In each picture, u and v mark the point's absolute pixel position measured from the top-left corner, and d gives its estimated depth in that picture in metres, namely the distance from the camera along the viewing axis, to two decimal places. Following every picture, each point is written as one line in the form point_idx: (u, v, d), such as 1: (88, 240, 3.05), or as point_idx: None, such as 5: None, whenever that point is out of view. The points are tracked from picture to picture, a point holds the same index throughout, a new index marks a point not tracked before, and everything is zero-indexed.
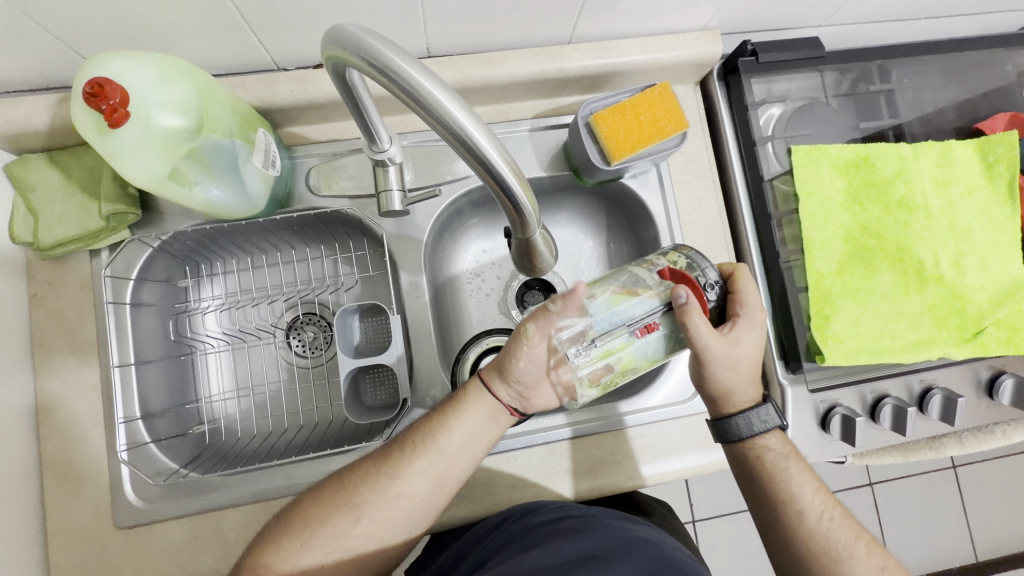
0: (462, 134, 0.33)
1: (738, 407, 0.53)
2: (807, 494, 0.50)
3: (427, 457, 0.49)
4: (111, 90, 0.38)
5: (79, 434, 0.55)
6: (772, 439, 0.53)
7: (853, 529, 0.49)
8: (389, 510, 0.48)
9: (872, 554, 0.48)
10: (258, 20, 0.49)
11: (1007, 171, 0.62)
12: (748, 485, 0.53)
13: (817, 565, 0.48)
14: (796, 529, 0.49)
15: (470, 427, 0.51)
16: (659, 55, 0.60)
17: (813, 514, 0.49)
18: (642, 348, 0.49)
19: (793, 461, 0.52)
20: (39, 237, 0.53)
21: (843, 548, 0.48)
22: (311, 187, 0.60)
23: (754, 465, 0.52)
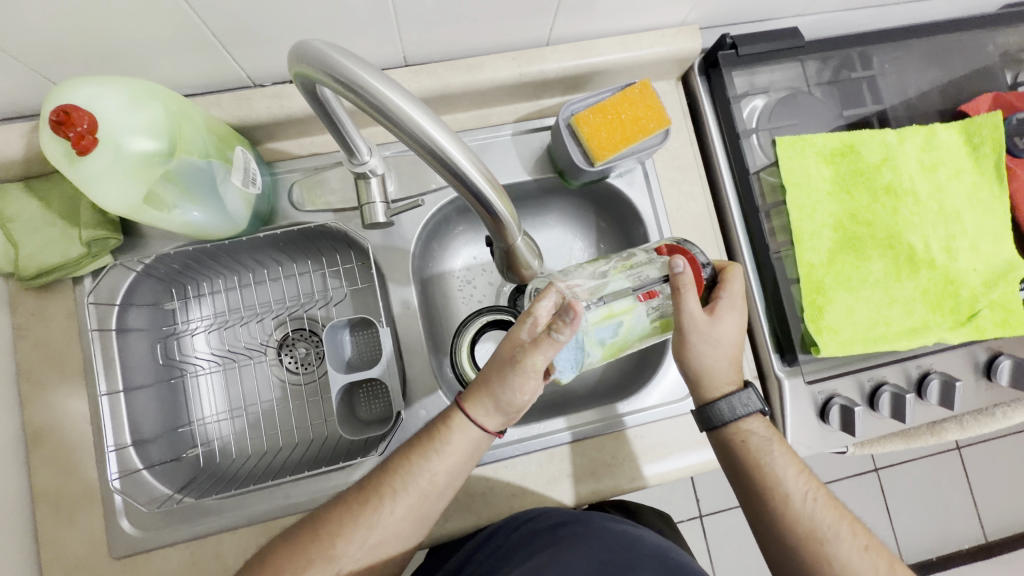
0: (432, 145, 0.32)
1: (717, 396, 0.52)
2: (790, 476, 0.50)
3: (405, 497, 0.46)
4: (79, 117, 0.38)
5: (69, 465, 0.54)
6: (754, 422, 0.52)
7: (838, 510, 0.49)
8: (366, 556, 0.45)
9: (857, 534, 0.47)
10: (230, 38, 0.49)
11: (994, 152, 0.61)
12: (732, 471, 0.52)
13: (803, 548, 0.47)
14: (781, 512, 0.49)
15: (453, 464, 0.48)
16: (638, 52, 0.60)
17: (797, 496, 0.49)
18: (643, 315, 0.48)
19: (775, 445, 0.51)
20: (20, 267, 0.53)
21: (828, 529, 0.47)
22: (295, 203, 0.60)
23: (738, 450, 0.51)
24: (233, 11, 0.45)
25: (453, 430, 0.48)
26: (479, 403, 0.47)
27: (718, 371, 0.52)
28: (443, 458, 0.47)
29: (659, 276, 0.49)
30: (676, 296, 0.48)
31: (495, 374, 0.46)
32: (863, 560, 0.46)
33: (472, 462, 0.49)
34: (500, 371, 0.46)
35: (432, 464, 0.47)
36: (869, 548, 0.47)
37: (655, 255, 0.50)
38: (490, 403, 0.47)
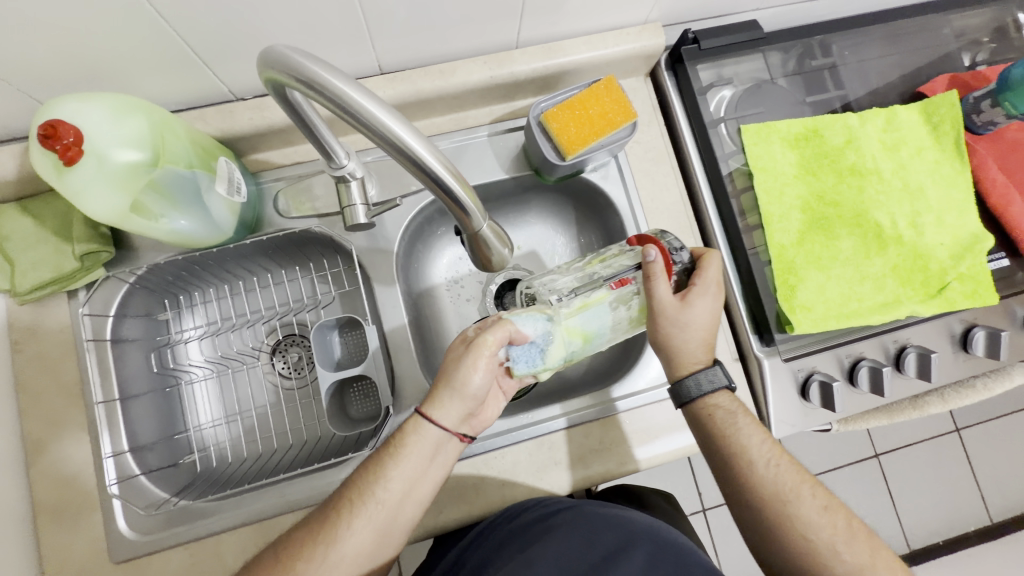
0: (393, 137, 0.34)
1: (687, 372, 0.54)
2: (752, 444, 0.51)
3: (365, 509, 0.47)
4: (64, 130, 0.40)
5: (68, 473, 0.56)
6: (721, 396, 0.54)
7: (799, 473, 0.51)
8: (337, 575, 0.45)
9: (816, 495, 0.49)
10: (210, 54, 0.51)
11: (953, 129, 0.64)
12: (701, 443, 0.54)
13: (767, 509, 0.49)
14: (745, 478, 0.51)
15: (410, 474, 0.49)
16: (605, 50, 0.62)
17: (760, 462, 0.51)
18: (615, 302, 0.52)
19: (739, 415, 0.53)
20: (15, 283, 0.55)
21: (789, 491, 0.49)
22: (280, 211, 0.62)
23: (705, 423, 0.53)
24: (210, 26, 0.47)
25: (417, 436, 0.50)
26: (440, 408, 0.50)
27: (687, 351, 0.54)
28: (403, 465, 0.49)
29: (631, 265, 0.52)
30: (648, 285, 0.51)
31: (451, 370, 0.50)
32: (822, 518, 0.48)
33: (434, 469, 0.51)
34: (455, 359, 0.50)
35: (392, 474, 0.48)
36: (829, 507, 0.48)
37: (629, 247, 0.54)
38: (457, 412, 0.51)
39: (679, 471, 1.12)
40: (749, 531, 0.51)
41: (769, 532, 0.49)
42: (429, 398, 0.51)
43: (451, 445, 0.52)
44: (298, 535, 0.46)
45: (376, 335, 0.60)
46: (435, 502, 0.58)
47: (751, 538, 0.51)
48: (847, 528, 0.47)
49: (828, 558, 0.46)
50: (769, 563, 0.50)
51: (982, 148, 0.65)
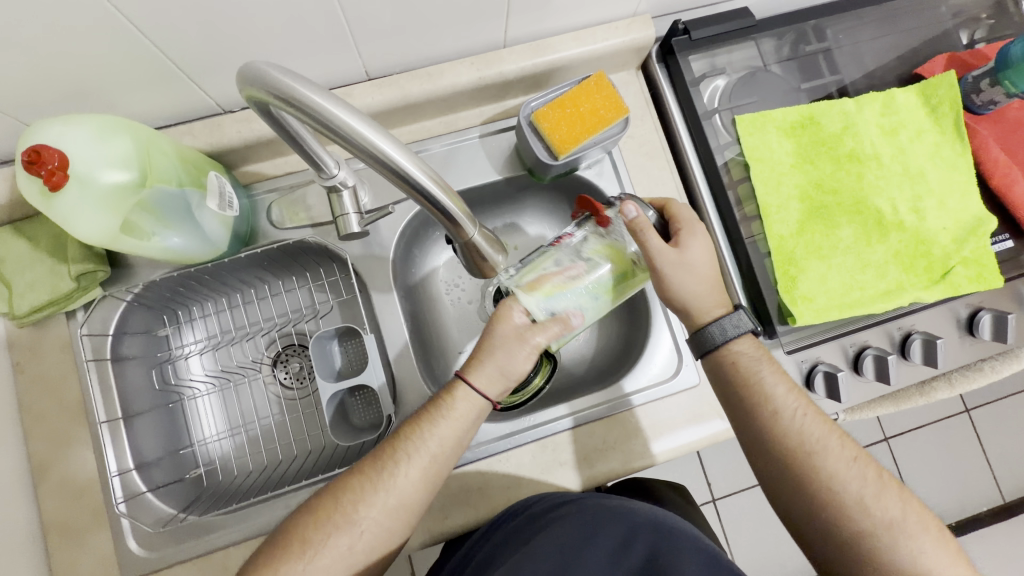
0: (377, 151, 0.34)
1: (707, 320, 0.54)
2: (778, 393, 0.52)
3: (418, 461, 0.48)
4: (48, 155, 0.40)
5: (74, 492, 0.56)
6: (742, 344, 0.54)
7: (826, 425, 0.51)
8: (386, 522, 0.47)
9: (845, 445, 0.50)
10: (193, 67, 0.51)
11: (952, 111, 0.63)
12: (724, 393, 0.54)
13: (794, 460, 0.49)
14: (771, 427, 0.51)
15: (453, 429, 0.50)
16: (594, 46, 0.61)
17: (788, 412, 0.51)
18: (568, 251, 0.52)
19: (760, 364, 0.53)
20: (14, 306, 0.55)
21: (817, 442, 0.49)
22: (274, 222, 0.62)
23: (730, 371, 0.53)
24: (193, 39, 0.47)
25: (461, 402, 0.50)
26: (484, 374, 0.51)
27: (701, 296, 0.53)
28: (449, 424, 0.50)
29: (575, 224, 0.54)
30: (639, 241, 0.51)
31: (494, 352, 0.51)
32: (850, 469, 0.48)
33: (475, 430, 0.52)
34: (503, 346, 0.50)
35: (437, 435, 0.49)
36: (858, 459, 0.49)
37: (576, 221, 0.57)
38: (496, 377, 0.51)
39: (689, 463, 1.12)
40: (770, 482, 0.52)
41: (796, 480, 0.49)
42: (468, 365, 0.52)
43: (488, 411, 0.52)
44: (352, 482, 0.48)
45: (382, 370, 0.60)
46: (441, 507, 0.58)
47: (771, 488, 0.52)
48: (877, 479, 0.48)
49: (855, 507, 0.47)
50: (788, 511, 0.51)
51: (983, 129, 0.64)
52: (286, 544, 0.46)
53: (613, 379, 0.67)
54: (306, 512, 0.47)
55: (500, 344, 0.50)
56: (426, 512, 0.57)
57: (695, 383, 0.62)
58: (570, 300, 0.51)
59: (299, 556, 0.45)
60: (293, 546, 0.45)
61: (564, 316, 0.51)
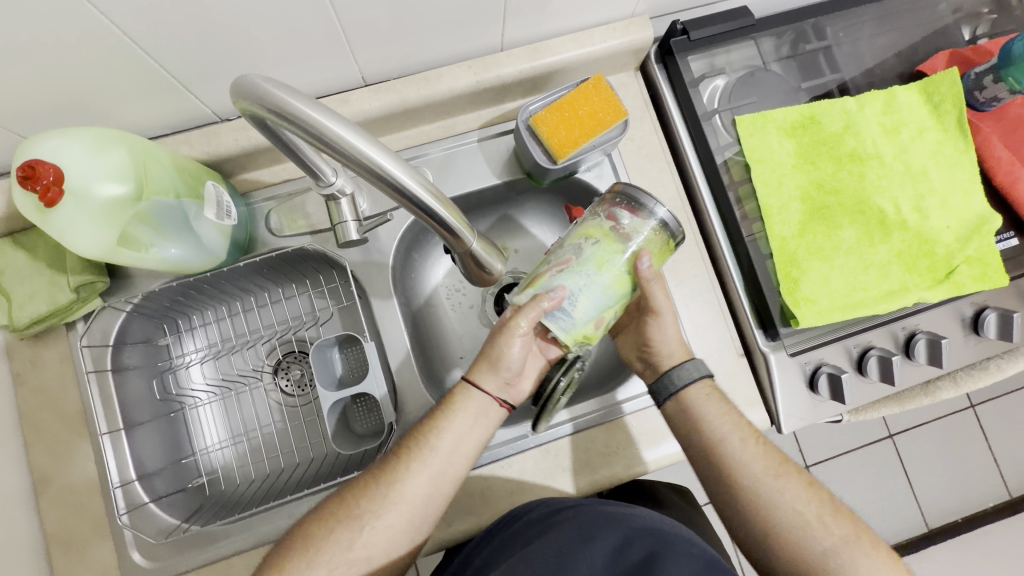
0: (371, 163, 0.34)
1: (672, 365, 0.57)
2: (737, 426, 0.55)
3: (422, 458, 0.49)
4: (43, 170, 0.39)
5: (76, 503, 0.56)
6: (700, 386, 0.56)
7: (776, 455, 0.54)
8: (392, 522, 0.47)
9: (796, 471, 0.54)
10: (189, 76, 0.50)
11: (954, 108, 0.62)
12: (684, 432, 0.55)
13: (758, 489, 0.52)
14: (735, 458, 0.53)
15: (460, 428, 0.51)
16: (592, 47, 0.61)
17: (745, 445, 0.54)
18: (554, 250, 0.52)
19: (718, 401, 0.56)
20: (13, 317, 0.54)
21: (774, 470, 0.53)
22: (273, 229, 0.62)
23: (689, 410, 0.55)
24: (189, 49, 0.47)
25: (466, 401, 0.52)
26: (483, 373, 0.53)
27: (667, 345, 0.57)
28: (455, 422, 0.51)
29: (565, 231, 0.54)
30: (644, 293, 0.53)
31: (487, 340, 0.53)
32: (807, 492, 0.52)
33: (489, 433, 0.53)
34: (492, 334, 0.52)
35: (446, 435, 0.50)
36: (811, 483, 0.53)
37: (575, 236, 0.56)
38: (489, 367, 0.52)
39: None
40: (735, 514, 0.53)
41: (760, 508, 0.52)
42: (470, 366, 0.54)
43: (497, 413, 0.53)
44: (357, 481, 0.49)
45: (383, 379, 0.60)
46: (443, 514, 0.58)
47: (736, 520, 0.53)
48: (829, 501, 0.52)
49: (815, 528, 0.50)
50: (751, 538, 0.52)
51: (987, 127, 0.63)
52: (289, 545, 0.47)
53: (615, 383, 0.66)
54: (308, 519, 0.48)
55: (491, 340, 0.52)
56: None
57: None
58: (545, 279, 0.49)
59: (303, 555, 0.46)
60: (298, 543, 0.46)
61: (542, 297, 0.48)
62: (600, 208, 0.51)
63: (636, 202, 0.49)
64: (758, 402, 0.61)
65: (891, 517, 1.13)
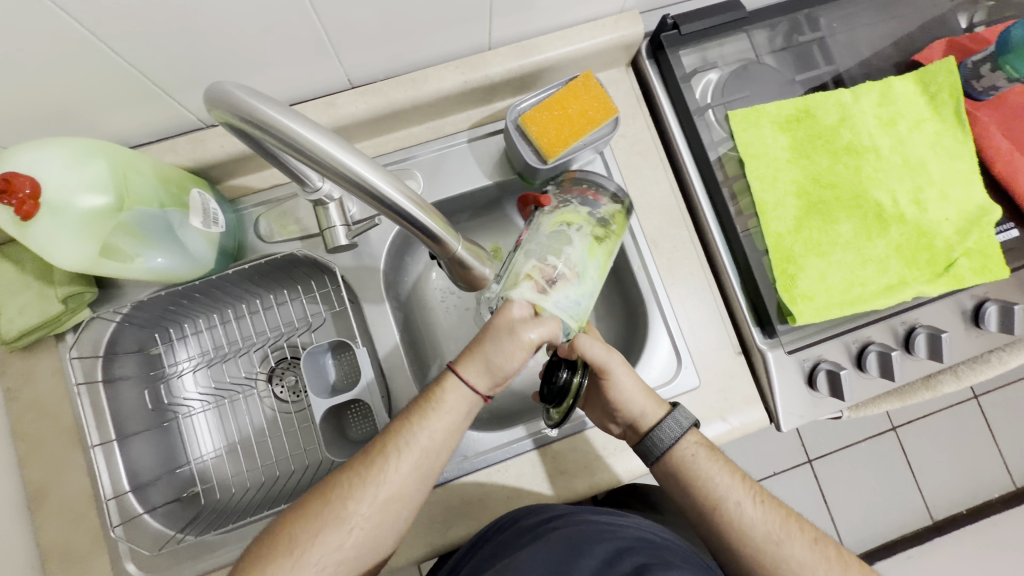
0: (350, 172, 0.33)
1: (653, 423, 0.53)
2: (730, 485, 0.52)
3: (409, 457, 0.46)
4: (19, 183, 0.39)
5: (71, 516, 0.55)
6: (687, 439, 0.53)
7: (782, 511, 0.51)
8: (379, 521, 0.46)
9: (804, 528, 0.51)
10: (172, 84, 0.50)
11: (952, 98, 0.61)
12: (682, 495, 0.53)
13: (764, 554, 0.49)
14: (732, 523, 0.50)
15: (450, 423, 0.48)
16: (581, 45, 0.60)
17: (747, 505, 0.51)
18: (534, 238, 0.53)
19: (707, 459, 0.52)
20: (1, 331, 0.54)
21: (780, 530, 0.50)
22: (262, 235, 0.61)
23: (683, 473, 0.52)
24: (171, 56, 0.46)
25: (453, 398, 0.47)
26: (474, 367, 0.47)
27: (635, 405, 0.53)
28: (443, 417, 0.47)
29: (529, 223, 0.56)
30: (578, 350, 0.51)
31: (489, 343, 0.46)
32: (814, 554, 0.49)
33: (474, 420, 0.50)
34: (495, 338, 0.46)
35: (433, 428, 0.47)
36: (818, 540, 0.50)
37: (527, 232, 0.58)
38: (486, 369, 0.47)
39: None
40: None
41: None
42: (462, 357, 0.48)
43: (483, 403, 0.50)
44: (340, 482, 0.46)
45: (371, 365, 0.59)
46: (441, 520, 0.57)
47: None
48: (838, 558, 0.49)
49: None
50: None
51: (984, 116, 0.62)
52: (273, 548, 0.44)
53: None
54: (287, 527, 0.45)
55: (492, 342, 0.46)
56: (425, 526, 0.57)
57: (695, 385, 0.60)
58: (551, 261, 0.50)
59: (288, 561, 0.43)
60: (282, 547, 0.44)
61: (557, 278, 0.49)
62: (562, 195, 0.56)
63: (593, 184, 0.57)
64: (756, 400, 0.60)
65: (895, 511, 1.13)
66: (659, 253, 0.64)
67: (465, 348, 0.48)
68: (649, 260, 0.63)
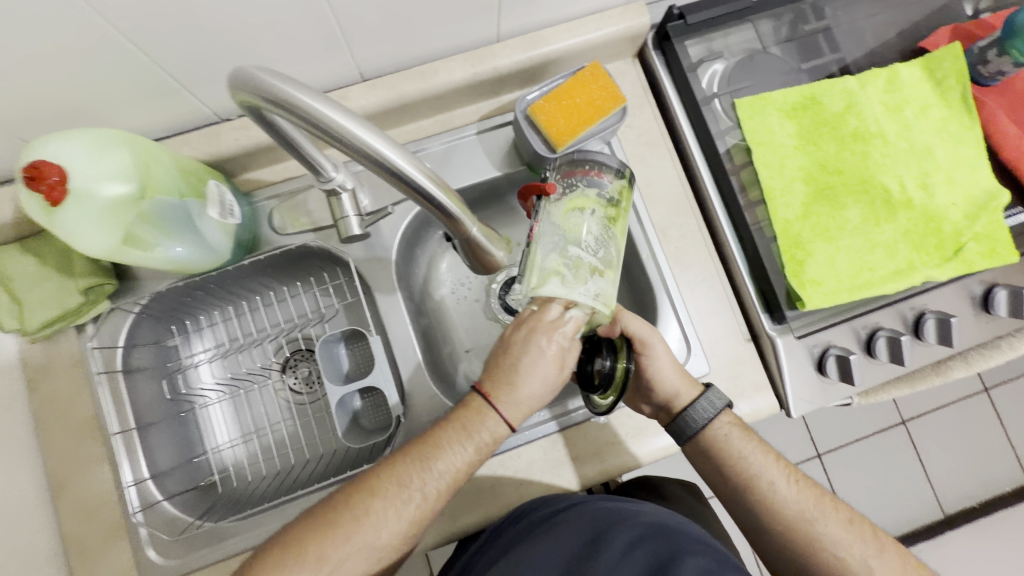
0: (371, 150, 0.34)
1: (686, 404, 0.53)
2: (764, 464, 0.52)
3: (437, 476, 0.46)
4: (48, 170, 0.40)
5: (91, 505, 0.56)
6: (721, 419, 0.53)
7: (816, 491, 0.52)
8: (401, 538, 0.45)
9: (839, 508, 0.51)
10: (189, 78, 0.51)
11: (958, 84, 0.61)
12: (715, 475, 0.53)
13: (796, 532, 0.50)
14: (766, 502, 0.51)
15: (479, 448, 0.47)
16: (588, 36, 0.61)
17: (781, 485, 0.51)
18: (548, 229, 0.50)
19: (741, 438, 0.53)
20: (25, 322, 0.56)
21: (814, 509, 0.50)
22: (276, 229, 0.61)
23: (717, 453, 0.53)
24: (189, 50, 0.47)
25: (482, 423, 0.47)
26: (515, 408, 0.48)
27: (670, 385, 0.54)
28: (473, 441, 0.47)
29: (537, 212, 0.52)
30: (620, 323, 0.54)
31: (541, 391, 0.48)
32: (849, 532, 0.49)
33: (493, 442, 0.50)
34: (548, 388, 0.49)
35: (461, 452, 0.46)
36: (854, 521, 0.50)
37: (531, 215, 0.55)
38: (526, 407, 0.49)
39: None
40: (775, 555, 0.52)
41: (797, 553, 0.50)
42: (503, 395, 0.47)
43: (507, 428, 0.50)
44: (367, 499, 0.45)
45: (393, 384, 0.59)
46: (454, 507, 0.58)
47: (775, 558, 0.52)
48: (873, 537, 0.50)
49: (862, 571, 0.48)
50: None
51: (991, 101, 0.62)
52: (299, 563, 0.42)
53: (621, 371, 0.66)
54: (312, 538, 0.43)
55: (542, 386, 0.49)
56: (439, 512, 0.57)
57: (705, 371, 0.61)
58: (572, 252, 0.48)
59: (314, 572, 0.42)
60: (308, 561, 0.42)
61: (582, 270, 0.48)
62: (564, 179, 0.51)
63: (594, 163, 0.51)
64: (766, 386, 0.60)
65: (906, 504, 1.12)
66: (667, 241, 0.64)
67: (500, 373, 0.48)
68: (658, 249, 0.64)
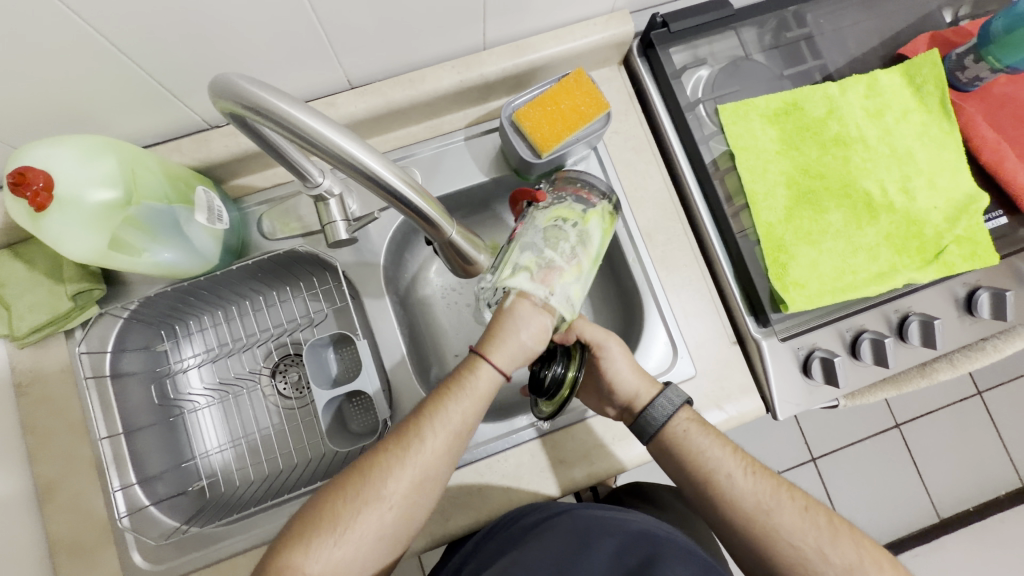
0: (347, 156, 0.34)
1: (647, 403, 0.54)
2: (722, 457, 0.52)
3: (443, 436, 0.47)
4: (33, 176, 0.41)
5: (80, 509, 0.56)
6: (680, 415, 0.54)
7: (773, 480, 0.52)
8: (415, 496, 0.46)
9: (795, 496, 0.51)
10: (177, 85, 0.52)
11: (937, 89, 0.62)
12: (676, 472, 0.54)
13: (751, 524, 0.50)
14: (723, 496, 0.51)
15: (480, 402, 0.48)
16: (573, 44, 0.62)
17: (737, 475, 0.52)
18: (528, 232, 0.54)
19: (700, 434, 0.53)
20: (14, 327, 0.56)
21: (770, 499, 0.50)
22: (265, 233, 0.62)
23: (675, 447, 0.53)
24: (177, 58, 0.48)
25: (477, 378, 0.48)
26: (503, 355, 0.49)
27: (629, 385, 0.55)
28: (474, 395, 0.48)
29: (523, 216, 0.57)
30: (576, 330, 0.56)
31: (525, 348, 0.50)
32: (804, 521, 0.49)
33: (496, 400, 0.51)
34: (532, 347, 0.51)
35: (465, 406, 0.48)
36: (809, 508, 0.50)
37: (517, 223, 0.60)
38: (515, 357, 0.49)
39: None
40: (737, 549, 0.52)
41: (756, 546, 0.50)
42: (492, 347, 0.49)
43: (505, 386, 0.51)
44: (377, 460, 0.46)
45: (377, 375, 0.60)
46: (442, 510, 0.58)
47: (736, 551, 0.52)
48: (829, 525, 0.49)
49: (817, 559, 0.48)
50: (753, 568, 0.51)
51: (970, 106, 0.63)
52: (316, 526, 0.44)
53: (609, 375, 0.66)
54: (321, 505, 0.45)
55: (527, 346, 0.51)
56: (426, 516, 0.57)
57: (692, 374, 0.61)
58: (548, 253, 0.52)
59: (329, 531, 0.43)
60: (324, 522, 0.44)
61: (553, 272, 0.52)
62: (555, 192, 0.57)
63: (585, 184, 0.58)
64: (752, 390, 0.61)
65: (901, 509, 1.12)
66: (654, 245, 0.65)
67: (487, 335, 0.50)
68: (645, 253, 0.64)
